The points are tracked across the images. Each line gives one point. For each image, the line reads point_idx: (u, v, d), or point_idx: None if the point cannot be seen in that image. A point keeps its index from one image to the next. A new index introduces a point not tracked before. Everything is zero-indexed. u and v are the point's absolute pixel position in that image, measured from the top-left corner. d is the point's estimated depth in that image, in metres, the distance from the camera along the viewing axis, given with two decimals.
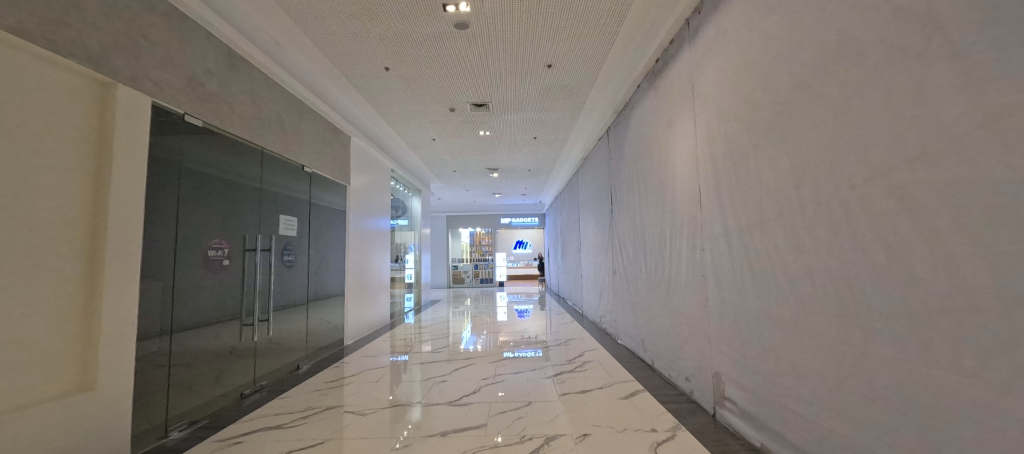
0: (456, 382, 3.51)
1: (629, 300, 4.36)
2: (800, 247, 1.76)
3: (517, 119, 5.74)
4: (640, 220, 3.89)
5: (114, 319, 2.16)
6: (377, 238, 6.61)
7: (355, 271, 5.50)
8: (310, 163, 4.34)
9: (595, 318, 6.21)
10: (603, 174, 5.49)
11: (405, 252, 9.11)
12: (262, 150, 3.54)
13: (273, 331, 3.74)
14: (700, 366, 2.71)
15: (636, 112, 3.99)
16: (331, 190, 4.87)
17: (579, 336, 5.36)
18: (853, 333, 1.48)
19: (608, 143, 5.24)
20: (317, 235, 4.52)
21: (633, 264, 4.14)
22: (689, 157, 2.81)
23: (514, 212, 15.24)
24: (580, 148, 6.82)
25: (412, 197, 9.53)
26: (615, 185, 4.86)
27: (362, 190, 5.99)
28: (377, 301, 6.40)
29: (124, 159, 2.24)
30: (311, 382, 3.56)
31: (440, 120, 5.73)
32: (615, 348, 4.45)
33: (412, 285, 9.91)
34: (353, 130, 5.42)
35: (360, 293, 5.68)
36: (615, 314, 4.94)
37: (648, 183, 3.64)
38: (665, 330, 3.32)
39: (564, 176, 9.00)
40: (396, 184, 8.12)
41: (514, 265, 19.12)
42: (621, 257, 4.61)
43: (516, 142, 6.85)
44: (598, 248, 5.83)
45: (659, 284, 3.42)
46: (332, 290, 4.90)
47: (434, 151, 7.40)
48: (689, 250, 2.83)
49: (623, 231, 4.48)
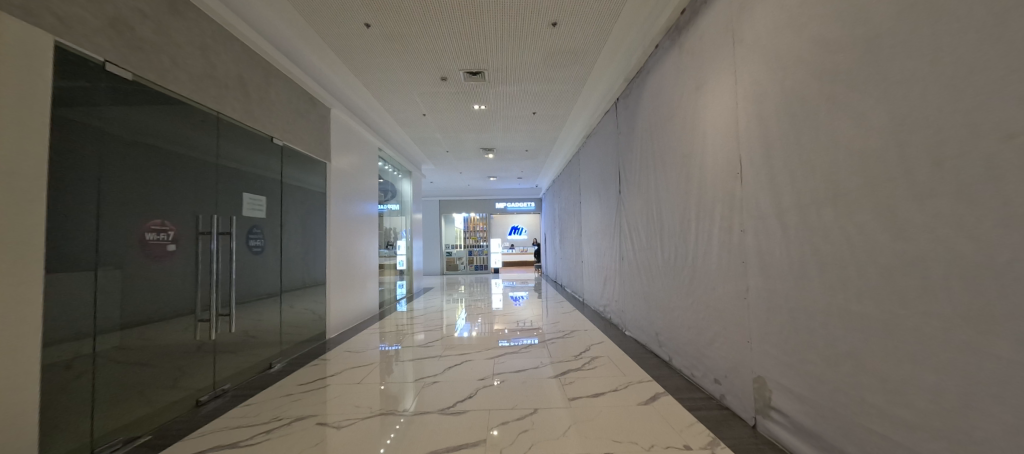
0: (450, 383, 3.09)
1: (640, 290, 3.96)
2: (898, 226, 1.33)
3: (515, 90, 5.19)
4: (658, 202, 3.44)
5: (9, 320, 1.67)
6: (363, 223, 6.09)
7: (339, 259, 5.01)
8: (281, 134, 3.78)
9: (598, 307, 5.83)
10: (610, 151, 5.00)
11: (395, 238, 8.61)
12: (217, 115, 2.96)
13: (240, 327, 3.27)
14: (735, 368, 2.32)
15: (654, 76, 3.49)
16: (309, 168, 4.31)
17: (581, 326, 4.98)
18: (991, 342, 1.07)
19: (616, 116, 4.74)
20: (292, 218, 3.98)
21: (648, 250, 3.71)
22: (728, 122, 2.35)
23: (508, 197, 14.75)
24: (582, 125, 6.32)
25: (403, 179, 9.00)
26: (625, 164, 4.39)
27: (347, 170, 5.45)
28: (364, 290, 5.93)
29: (15, 114, 1.70)
30: (283, 384, 3.11)
31: (431, 91, 5.17)
32: (623, 341, 4.10)
33: (403, 272, 9.46)
34: (333, 101, 4.83)
35: (346, 283, 5.23)
36: (623, 304, 4.56)
37: (670, 158, 3.17)
38: (687, 325, 2.92)
39: (564, 156, 8.51)
40: (385, 165, 7.58)
41: (508, 252, 18.77)
42: (631, 243, 4.19)
43: (513, 118, 6.31)
44: (603, 232, 5.40)
45: (681, 273, 3.00)
46: (312, 281, 4.40)
47: (425, 128, 6.82)
48: (725, 233, 2.40)
49: (635, 215, 4.03)
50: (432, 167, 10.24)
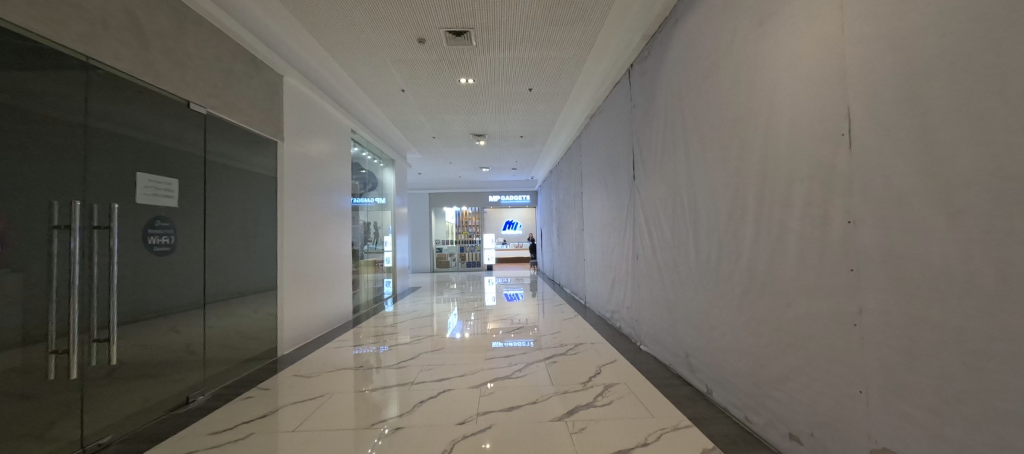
0: (420, 429, 2.28)
1: (661, 297, 3.19)
2: None
3: (508, 57, 4.37)
4: (691, 187, 2.65)
5: None
6: (332, 216, 5.22)
7: (296, 259, 4.16)
8: (205, 101, 2.92)
9: (604, 312, 5.08)
10: (620, 129, 4.20)
11: (377, 233, 7.76)
12: (82, 59, 2.07)
13: (139, 352, 2.43)
14: (833, 427, 1.56)
15: (688, 23, 2.68)
16: (248, 146, 3.45)
17: (586, 336, 4.23)
18: None
19: (628, 87, 3.94)
20: (218, 207, 3.11)
21: (675, 249, 2.93)
22: (826, 60, 1.55)
23: (502, 190, 13.94)
24: (585, 103, 5.50)
25: (385, 169, 8.11)
26: (641, 143, 3.60)
27: (308, 154, 4.59)
28: (333, 293, 5.09)
29: None
30: (190, 433, 2.28)
31: (408, 58, 4.34)
32: (640, 358, 3.35)
33: (388, 270, 8.63)
34: (286, 67, 3.95)
35: (307, 287, 4.40)
36: (637, 312, 3.78)
37: (713, 127, 2.37)
38: (739, 351, 2.15)
39: (563, 142, 7.68)
40: (361, 151, 6.70)
41: (502, 247, 17.98)
42: (649, 239, 3.40)
43: (508, 94, 5.46)
44: (611, 227, 4.63)
45: (729, 281, 2.23)
46: (256, 287, 3.56)
47: (405, 108, 5.97)
48: (816, 227, 1.62)
49: (657, 205, 3.24)
50: (418, 155, 9.36)
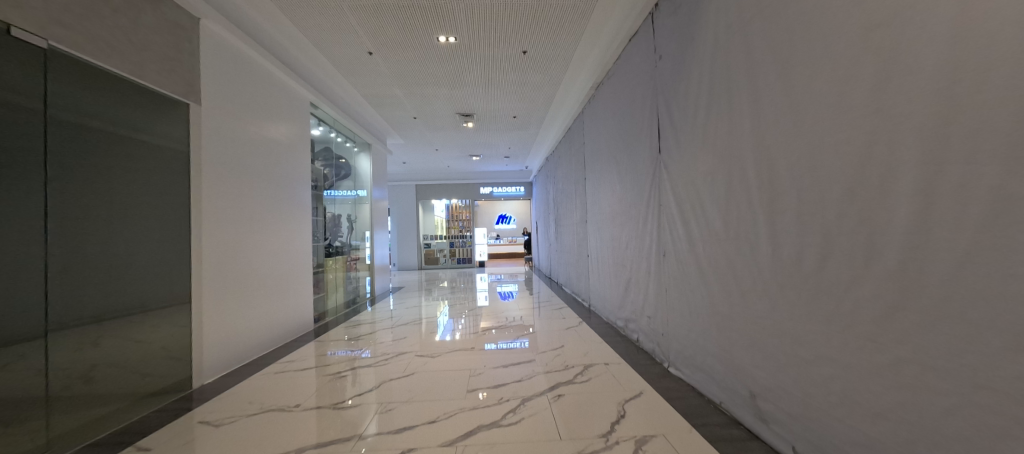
0: None
1: (706, 308, 2.34)
2: None
3: (497, 4, 3.47)
4: (766, 152, 1.78)
5: None
6: (285, 206, 4.25)
7: (225, 260, 3.19)
8: (40, 27, 1.98)
9: (614, 318, 4.26)
10: (639, 92, 3.33)
11: (352, 227, 6.82)
12: None
13: None
14: None
15: None
16: (130, 104, 2.53)
17: (597, 351, 3.38)
18: None
19: (650, 35, 3.08)
20: (77, 188, 2.19)
21: (731, 243, 2.07)
22: None
23: (495, 181, 13.09)
24: (591, 69, 4.63)
25: (360, 154, 7.14)
26: (673, 103, 2.71)
27: (248, 126, 3.59)
28: (285, 301, 4.14)
29: None
30: None
31: (370, 5, 3.43)
32: (673, 387, 2.52)
33: (367, 268, 7.71)
34: (206, 8, 3.01)
35: (243, 293, 3.43)
36: (665, 324, 2.91)
37: (814, 49, 1.49)
38: (871, 410, 1.31)
39: (561, 123, 6.82)
40: (327, 131, 5.75)
41: (496, 242, 17.19)
42: (686, 228, 2.54)
43: (497, 59, 4.55)
44: (625, 217, 3.77)
45: (849, 294, 1.38)
46: (145, 298, 2.64)
47: (378, 79, 5.05)
48: None
49: (700, 183, 2.37)
50: (400, 140, 8.38)
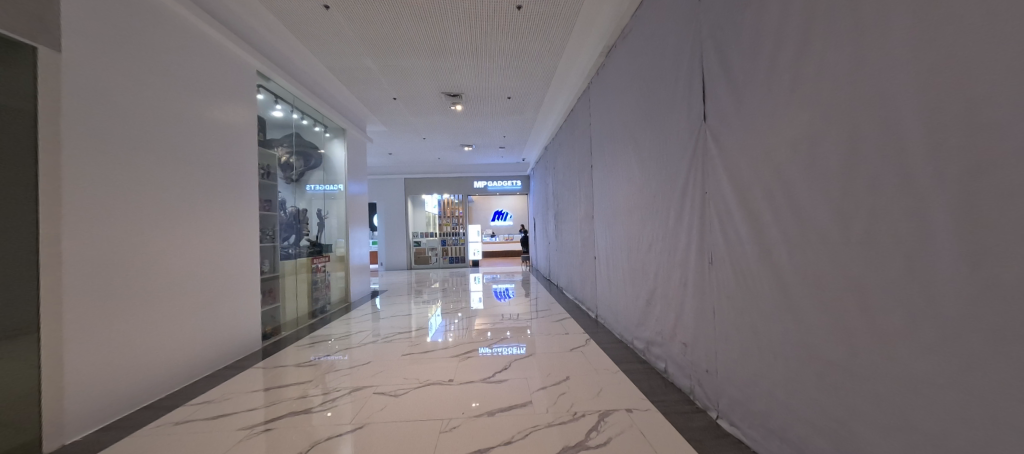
0: None
1: (790, 350, 1.55)
2: None
3: None
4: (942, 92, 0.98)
5: None
6: (218, 197, 3.37)
7: (111, 270, 2.36)
8: None
9: (631, 336, 3.43)
10: (672, 42, 2.50)
11: (324, 223, 5.94)
12: None
13: None
14: None
15: None
16: None
17: (615, 387, 2.57)
18: None
19: None
20: None
21: (847, 252, 1.27)
22: None
23: (490, 174, 12.21)
24: (602, 28, 3.77)
25: (333, 140, 6.25)
26: (730, 47, 1.89)
27: (156, 90, 2.73)
28: (215, 316, 3.28)
29: None
30: None
31: None
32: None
33: (344, 270, 6.85)
34: None
35: (143, 313, 2.57)
36: (711, 358, 2.12)
37: None
38: None
39: (563, 104, 5.96)
40: (287, 110, 4.86)
41: (490, 240, 16.29)
42: (754, 226, 1.74)
43: (486, 17, 3.68)
44: (648, 209, 2.94)
45: None
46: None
47: (342, 45, 4.17)
48: None
49: (784, 157, 1.55)
50: (382, 127, 7.50)
